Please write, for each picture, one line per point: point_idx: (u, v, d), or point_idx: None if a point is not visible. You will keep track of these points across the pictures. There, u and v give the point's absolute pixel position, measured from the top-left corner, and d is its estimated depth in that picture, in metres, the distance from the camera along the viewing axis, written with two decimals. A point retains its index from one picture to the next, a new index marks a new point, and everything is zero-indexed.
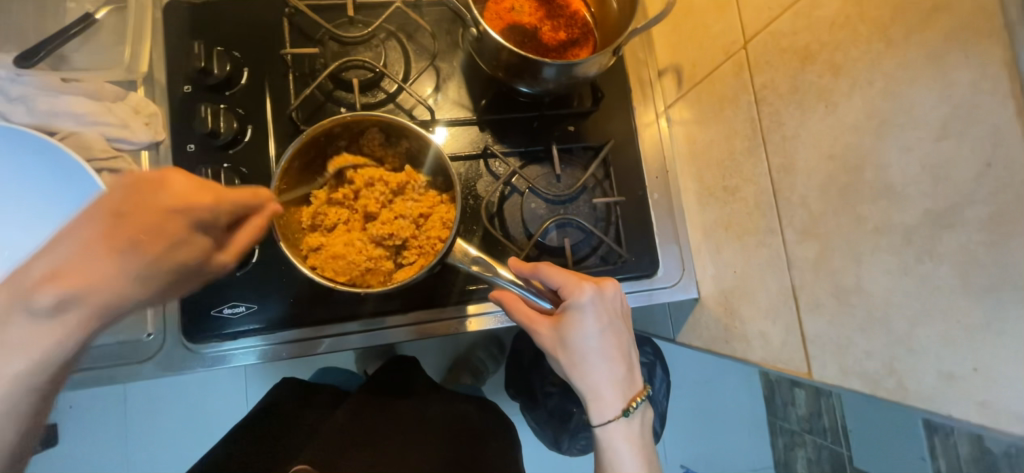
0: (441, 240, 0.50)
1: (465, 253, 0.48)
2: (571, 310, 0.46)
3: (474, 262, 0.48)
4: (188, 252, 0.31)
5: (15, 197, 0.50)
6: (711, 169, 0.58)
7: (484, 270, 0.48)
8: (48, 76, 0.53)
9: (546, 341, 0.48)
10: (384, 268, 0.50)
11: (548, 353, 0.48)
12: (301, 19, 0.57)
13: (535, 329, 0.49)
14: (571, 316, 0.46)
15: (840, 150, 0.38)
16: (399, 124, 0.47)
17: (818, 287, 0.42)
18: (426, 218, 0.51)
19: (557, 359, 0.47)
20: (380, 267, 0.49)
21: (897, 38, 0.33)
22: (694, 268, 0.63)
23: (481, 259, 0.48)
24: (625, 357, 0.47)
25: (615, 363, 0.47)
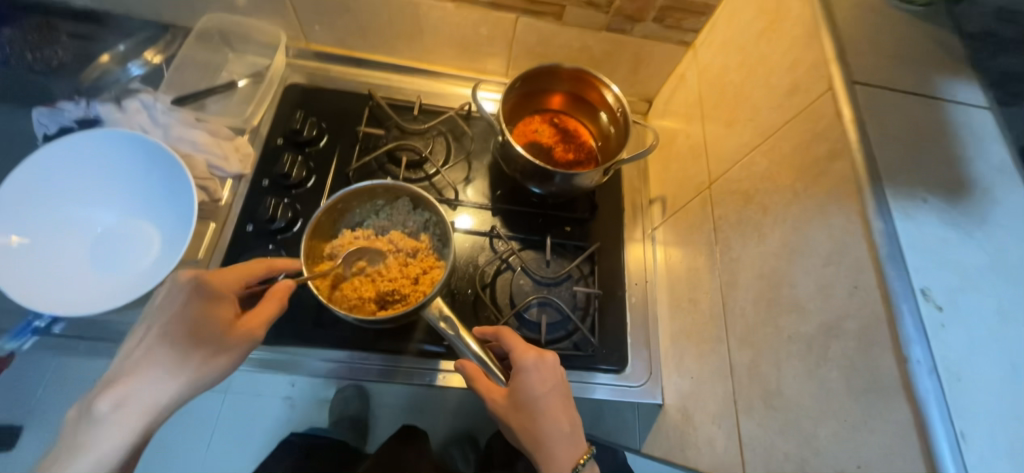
0: (424, 295, 0.55)
1: (438, 309, 0.53)
2: (521, 377, 0.52)
3: (439, 316, 0.52)
4: (200, 330, 0.46)
5: (127, 192, 0.64)
6: (681, 283, 0.66)
7: (448, 328, 0.52)
8: (187, 115, 0.71)
9: (501, 407, 0.52)
10: (369, 306, 0.54)
11: (505, 421, 0.52)
12: (378, 111, 0.76)
13: (492, 399, 0.52)
14: (520, 379, 0.51)
15: (767, 271, 0.46)
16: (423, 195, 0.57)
17: (752, 392, 0.47)
18: (421, 277, 0.56)
19: (513, 424, 0.51)
20: (366, 305, 0.54)
21: (800, 190, 0.43)
22: (660, 374, 0.67)
23: (449, 317, 0.53)
24: (571, 417, 0.52)
25: (564, 424, 0.51)
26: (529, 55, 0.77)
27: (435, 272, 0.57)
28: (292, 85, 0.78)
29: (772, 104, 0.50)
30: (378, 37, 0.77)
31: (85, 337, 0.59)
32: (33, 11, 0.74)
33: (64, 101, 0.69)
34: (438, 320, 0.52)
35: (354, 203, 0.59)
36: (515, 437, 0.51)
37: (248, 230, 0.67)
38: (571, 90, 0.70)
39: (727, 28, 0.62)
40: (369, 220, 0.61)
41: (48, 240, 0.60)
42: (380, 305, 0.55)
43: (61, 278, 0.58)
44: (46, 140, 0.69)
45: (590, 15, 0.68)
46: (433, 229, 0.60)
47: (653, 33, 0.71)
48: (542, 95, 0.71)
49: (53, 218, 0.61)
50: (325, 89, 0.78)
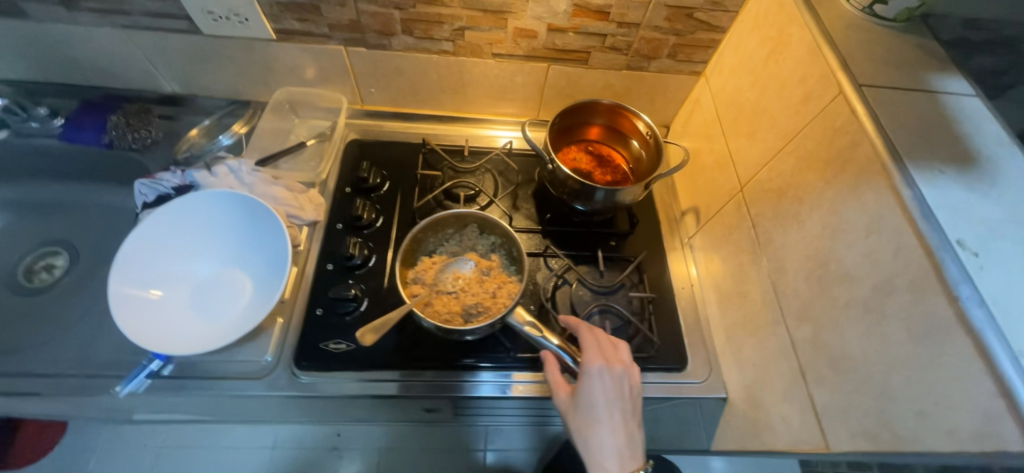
0: (506, 305, 0.61)
1: (522, 319, 0.58)
2: (585, 380, 0.56)
3: (527, 324, 0.58)
4: None
5: (223, 246, 0.72)
6: (726, 282, 0.72)
7: (534, 331, 0.58)
8: (267, 174, 0.80)
9: (563, 402, 0.58)
10: (457, 319, 0.60)
11: (564, 415, 0.58)
12: (432, 156, 0.86)
13: (558, 391, 0.59)
14: (585, 384, 0.56)
15: (813, 252, 0.53)
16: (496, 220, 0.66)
17: (818, 362, 0.51)
18: (499, 291, 0.63)
19: (571, 422, 0.57)
20: (456, 318, 0.60)
21: (830, 178, 0.51)
22: (719, 369, 0.71)
23: (533, 323, 0.58)
24: (628, 428, 0.56)
25: (618, 434, 0.55)
26: (560, 96, 0.87)
27: (510, 286, 0.64)
28: (353, 141, 0.88)
29: (789, 111, 0.58)
30: (426, 94, 0.88)
31: (192, 376, 0.65)
32: (131, 100, 0.86)
33: (162, 172, 0.79)
34: (524, 326, 0.58)
35: (430, 233, 0.67)
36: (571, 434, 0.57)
37: (328, 268, 0.74)
38: (604, 122, 0.80)
39: (734, 57, 0.72)
40: (443, 247, 0.68)
41: (162, 291, 0.67)
42: (468, 318, 0.61)
43: (173, 327, 0.64)
44: (144, 206, 0.78)
45: (612, 57, 0.79)
46: (499, 250, 0.68)
47: (668, 67, 0.81)
48: (578, 128, 0.80)
49: (164, 271, 0.68)
50: (382, 142, 0.89)
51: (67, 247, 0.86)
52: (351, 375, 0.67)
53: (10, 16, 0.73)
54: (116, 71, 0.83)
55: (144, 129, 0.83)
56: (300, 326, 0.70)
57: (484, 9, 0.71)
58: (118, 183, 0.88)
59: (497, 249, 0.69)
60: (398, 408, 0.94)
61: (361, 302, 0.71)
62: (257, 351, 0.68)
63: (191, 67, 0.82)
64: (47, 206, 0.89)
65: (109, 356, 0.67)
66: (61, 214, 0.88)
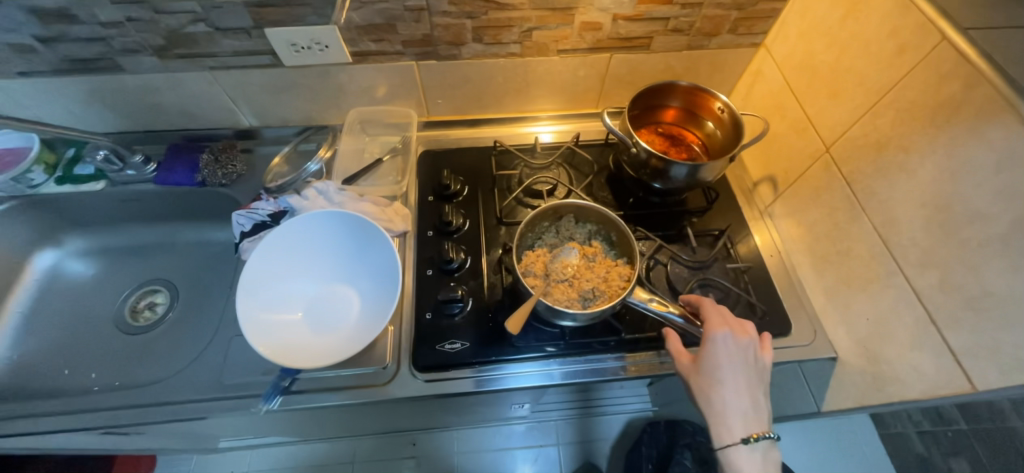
0: (621, 287, 0.63)
1: (646, 297, 0.60)
2: (708, 346, 0.58)
3: (652, 301, 0.60)
4: None
5: (328, 263, 0.75)
6: (820, 244, 0.73)
7: (662, 307, 0.60)
8: (352, 192, 0.84)
9: (685, 368, 0.59)
10: (577, 305, 0.62)
11: (684, 380, 0.59)
12: (504, 157, 0.89)
13: (677, 358, 0.61)
14: (710, 350, 0.58)
15: (930, 198, 0.54)
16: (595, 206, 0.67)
17: (951, 306, 0.52)
18: (609, 274, 0.65)
19: (693, 386, 0.58)
20: (575, 303, 0.62)
21: (943, 123, 0.52)
22: (823, 330, 0.72)
23: (658, 301, 0.60)
24: (752, 392, 0.57)
25: (743, 397, 0.56)
26: (620, 84, 0.89)
27: (618, 268, 0.66)
28: (425, 152, 0.91)
29: (881, 65, 0.59)
30: (489, 98, 0.90)
31: (321, 389, 0.68)
32: (214, 139, 0.91)
33: (256, 201, 0.83)
34: (653, 299, 0.60)
35: (530, 227, 0.70)
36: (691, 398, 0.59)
37: (428, 273, 0.77)
38: (678, 103, 0.81)
39: (801, 22, 0.73)
40: (543, 240, 0.71)
41: (281, 312, 0.70)
42: (586, 302, 0.63)
43: (300, 344, 0.68)
44: (243, 236, 0.82)
45: (674, 39, 0.81)
46: (597, 235, 0.71)
47: (728, 42, 0.83)
48: (649, 111, 0.82)
49: (280, 293, 0.71)
50: (452, 150, 0.91)
51: (168, 286, 0.91)
52: (470, 373, 0.69)
53: (107, 72, 0.77)
54: (200, 113, 0.87)
55: (231, 165, 0.87)
56: (412, 332, 0.72)
57: (553, 8, 0.73)
58: (209, 218, 0.92)
59: (595, 236, 0.71)
60: (492, 406, 0.97)
61: (467, 302, 0.73)
62: (375, 360, 0.70)
63: (270, 99, 0.86)
64: (149, 246, 0.95)
65: (239, 379, 0.71)
66: (164, 255, 0.94)
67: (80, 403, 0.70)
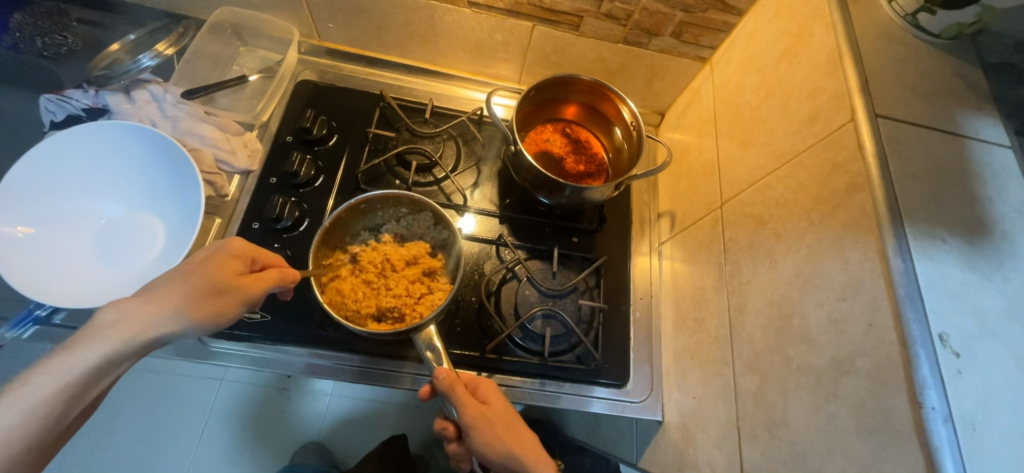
0: (420, 317, 0.61)
1: (428, 338, 0.55)
2: (486, 389, 0.56)
3: (428, 349, 0.55)
4: None
5: (133, 184, 0.63)
6: (687, 302, 0.66)
7: (434, 359, 0.54)
8: (196, 108, 0.70)
9: (486, 413, 0.53)
10: (364, 316, 0.60)
11: (494, 427, 0.52)
12: (389, 112, 0.76)
13: (476, 408, 0.52)
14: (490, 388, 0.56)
15: (778, 299, 0.46)
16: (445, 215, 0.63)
17: (755, 420, 0.47)
18: (423, 298, 0.63)
19: (502, 427, 0.53)
20: (360, 315, 0.60)
21: (816, 220, 0.43)
22: (660, 391, 0.67)
23: (435, 347, 0.55)
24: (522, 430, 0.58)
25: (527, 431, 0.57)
26: (544, 63, 0.76)
27: (438, 294, 0.63)
28: (303, 82, 0.77)
29: (790, 129, 0.49)
30: (390, 37, 0.76)
31: (85, 328, 0.58)
32: None
33: (75, 89, 0.69)
34: (427, 350, 0.55)
35: (375, 207, 0.66)
36: (506, 449, 0.52)
37: (253, 228, 0.66)
38: (579, 99, 0.70)
39: (746, 47, 0.61)
40: (389, 225, 0.68)
41: (61, 229, 0.59)
42: (374, 318, 0.61)
43: (62, 270, 0.57)
44: (54, 127, 0.68)
45: (607, 27, 0.68)
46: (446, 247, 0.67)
47: (670, 47, 0.70)
48: (557, 104, 0.71)
49: (67, 208, 0.61)
50: (336, 87, 0.78)
51: None
52: (265, 350, 0.62)
53: None
54: None
55: (59, 35, 0.72)
56: None
57: None
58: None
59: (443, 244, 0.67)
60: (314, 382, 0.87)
61: None
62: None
63: None
64: None
65: None
66: None
67: None
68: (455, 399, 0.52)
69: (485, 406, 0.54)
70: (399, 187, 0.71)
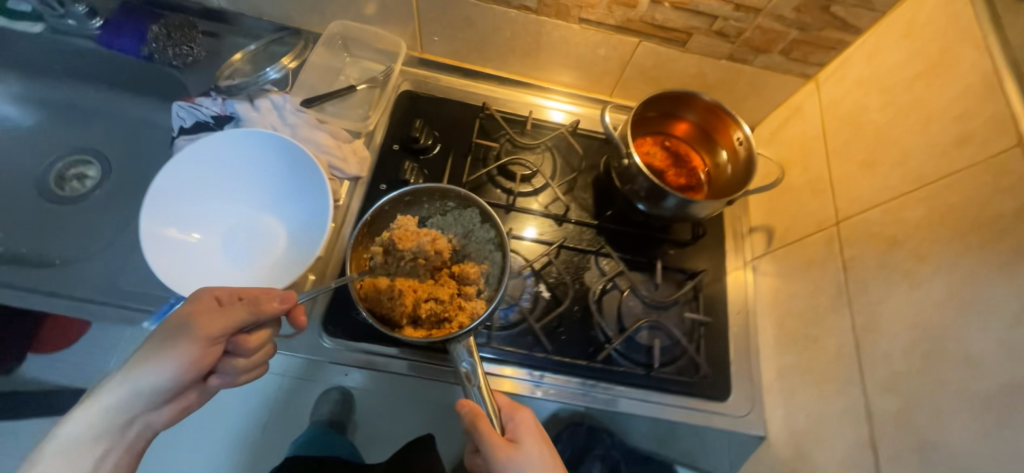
0: (457, 326, 0.59)
1: (470, 352, 0.54)
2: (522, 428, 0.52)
3: (468, 363, 0.53)
4: None
5: (259, 187, 0.67)
6: (793, 318, 0.66)
7: (469, 378, 0.52)
8: (311, 116, 0.73)
9: (513, 453, 0.49)
10: (400, 320, 0.60)
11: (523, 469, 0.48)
12: (488, 123, 0.78)
13: (502, 447, 0.49)
14: (525, 424, 0.52)
15: (924, 321, 0.46)
16: (495, 215, 0.64)
17: (898, 442, 0.47)
18: (460, 305, 0.61)
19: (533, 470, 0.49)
20: (397, 317, 0.60)
21: (973, 244, 0.43)
22: (763, 407, 0.67)
23: (475, 366, 0.53)
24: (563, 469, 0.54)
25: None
26: (642, 77, 0.78)
27: (479, 305, 0.62)
28: (404, 92, 0.80)
29: (933, 150, 0.49)
30: (490, 50, 0.78)
31: None
32: (175, 10, 0.79)
33: (203, 96, 0.73)
34: (464, 364, 0.53)
35: (421, 199, 0.66)
36: None
37: None
38: (693, 117, 0.70)
39: (865, 66, 0.61)
40: (435, 218, 0.68)
41: (200, 228, 0.63)
42: (411, 322, 0.61)
43: (202, 267, 0.60)
44: (182, 132, 0.73)
45: (715, 44, 0.69)
46: (493, 249, 0.66)
47: (776, 64, 0.70)
48: (663, 119, 0.72)
49: (210, 218, 0.65)
50: (437, 98, 0.80)
51: (100, 158, 0.85)
52: (377, 350, 0.63)
53: None
54: None
55: (187, 46, 0.77)
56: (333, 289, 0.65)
57: None
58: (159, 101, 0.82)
59: (491, 247, 0.66)
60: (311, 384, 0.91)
61: None
62: (290, 296, 0.64)
63: None
64: (86, 112, 0.86)
65: (134, 289, 0.65)
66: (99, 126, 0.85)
67: None
68: (478, 433, 0.50)
69: (517, 445, 0.50)
70: (500, 196, 0.74)
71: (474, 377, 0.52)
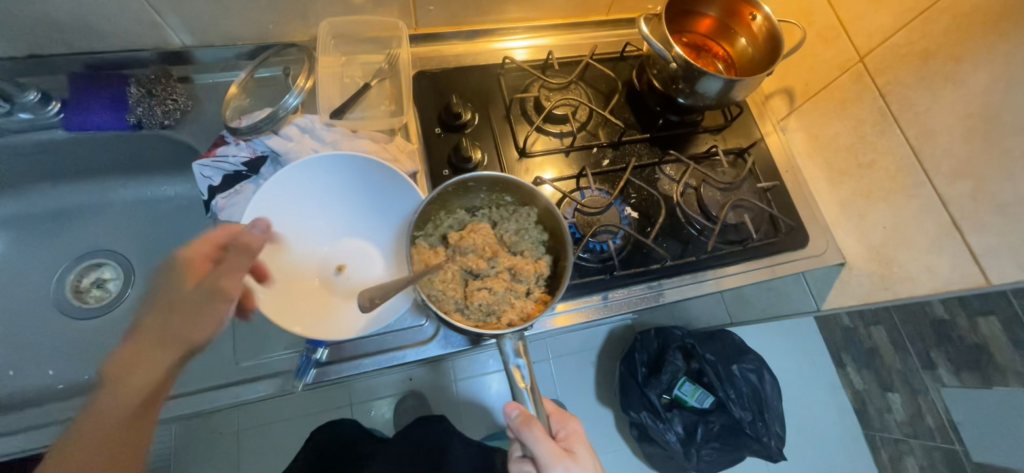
0: (502, 325, 0.56)
1: (524, 349, 0.53)
2: (573, 436, 0.57)
3: (517, 363, 0.52)
4: None
5: (341, 215, 0.66)
6: (838, 156, 0.75)
7: (519, 376, 0.52)
8: (344, 128, 0.69)
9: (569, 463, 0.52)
10: (450, 303, 0.57)
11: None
12: (510, 79, 0.78)
13: (563, 457, 0.52)
14: (572, 432, 0.57)
15: (977, 109, 0.58)
16: (557, 213, 0.59)
17: (979, 211, 0.59)
18: (513, 299, 0.58)
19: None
20: (448, 302, 0.57)
21: (1007, 30, 0.55)
22: (833, 239, 0.76)
23: (523, 368, 0.52)
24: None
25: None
26: None
27: (530, 303, 0.58)
28: (418, 74, 0.76)
29: None
30: (490, 3, 0.76)
31: (363, 354, 0.62)
32: (135, 66, 0.70)
33: (218, 146, 0.66)
34: (514, 363, 0.52)
35: (481, 188, 0.62)
36: None
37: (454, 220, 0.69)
38: (715, 12, 0.74)
39: None
40: (490, 210, 0.64)
41: (298, 261, 0.63)
42: (460, 310, 0.57)
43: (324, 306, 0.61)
44: (211, 192, 0.66)
45: None
46: (545, 251, 0.63)
47: None
48: (688, 17, 0.74)
49: (275, 238, 0.61)
50: (451, 69, 0.78)
51: (117, 258, 0.77)
52: None
53: None
54: (108, 28, 0.64)
55: (171, 99, 0.68)
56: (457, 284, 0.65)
57: None
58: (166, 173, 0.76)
59: (542, 249, 0.63)
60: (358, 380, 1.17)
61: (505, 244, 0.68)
62: (410, 317, 0.65)
63: (208, 8, 0.65)
64: (73, 214, 0.77)
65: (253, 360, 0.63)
66: (102, 222, 0.78)
67: (44, 417, 0.58)
68: (533, 437, 0.51)
69: (574, 451, 0.55)
70: (555, 142, 0.76)
71: (522, 377, 0.52)
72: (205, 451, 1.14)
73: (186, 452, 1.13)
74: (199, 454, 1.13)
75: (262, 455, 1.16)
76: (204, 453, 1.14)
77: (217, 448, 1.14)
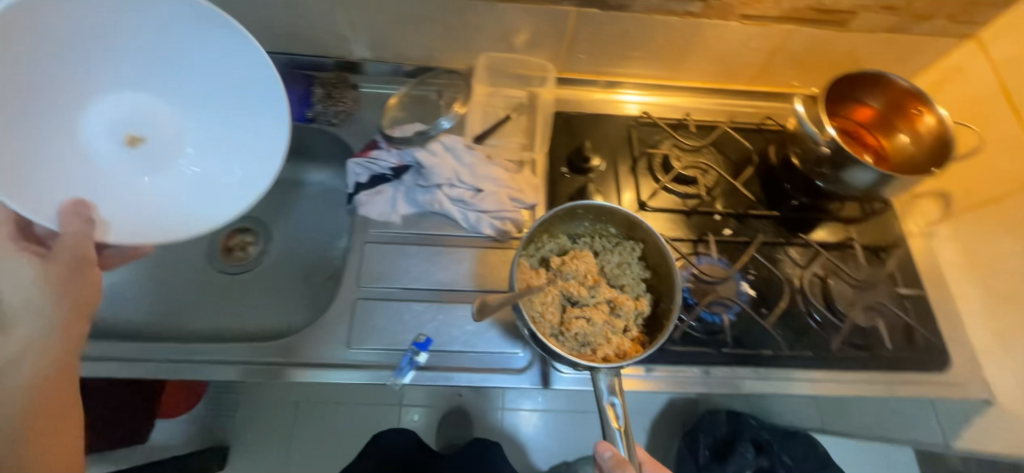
0: (602, 358, 0.57)
1: (620, 390, 0.52)
2: None
3: (612, 402, 0.52)
4: None
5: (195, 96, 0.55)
6: (1004, 277, 0.68)
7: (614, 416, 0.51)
8: (480, 153, 0.74)
9: None
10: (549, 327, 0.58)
11: None
12: (642, 132, 0.80)
13: None
14: None
15: None
16: (666, 252, 0.60)
17: None
18: (613, 334, 0.59)
19: None
20: (546, 325, 0.58)
21: None
22: (983, 371, 0.67)
23: (619, 408, 0.51)
24: None
25: None
26: (789, 62, 0.78)
27: (629, 340, 0.59)
28: (556, 114, 0.81)
29: None
30: (636, 58, 0.79)
31: (461, 369, 0.64)
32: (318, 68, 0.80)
33: (373, 149, 0.74)
34: (610, 399, 0.52)
35: (588, 216, 0.64)
36: None
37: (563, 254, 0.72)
38: (877, 102, 0.71)
39: None
40: (591, 239, 0.65)
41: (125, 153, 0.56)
42: (556, 334, 0.58)
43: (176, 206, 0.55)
44: (356, 187, 0.74)
45: (879, 19, 0.69)
46: (644, 290, 0.63)
47: (937, 30, 0.71)
48: (848, 102, 0.72)
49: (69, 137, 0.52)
50: (586, 114, 0.82)
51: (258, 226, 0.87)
52: None
53: None
54: (309, 35, 0.76)
55: (341, 101, 0.78)
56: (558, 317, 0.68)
57: None
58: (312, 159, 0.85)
59: (642, 286, 0.64)
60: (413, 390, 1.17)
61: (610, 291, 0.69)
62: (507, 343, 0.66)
63: (391, 30, 0.74)
64: None
65: None
66: None
67: None
68: None
69: None
70: (675, 201, 0.75)
71: (614, 418, 0.51)
72: (265, 415, 1.21)
73: (250, 412, 1.21)
74: (260, 416, 1.21)
75: (313, 433, 1.20)
76: (264, 417, 1.20)
77: (277, 415, 1.21)
